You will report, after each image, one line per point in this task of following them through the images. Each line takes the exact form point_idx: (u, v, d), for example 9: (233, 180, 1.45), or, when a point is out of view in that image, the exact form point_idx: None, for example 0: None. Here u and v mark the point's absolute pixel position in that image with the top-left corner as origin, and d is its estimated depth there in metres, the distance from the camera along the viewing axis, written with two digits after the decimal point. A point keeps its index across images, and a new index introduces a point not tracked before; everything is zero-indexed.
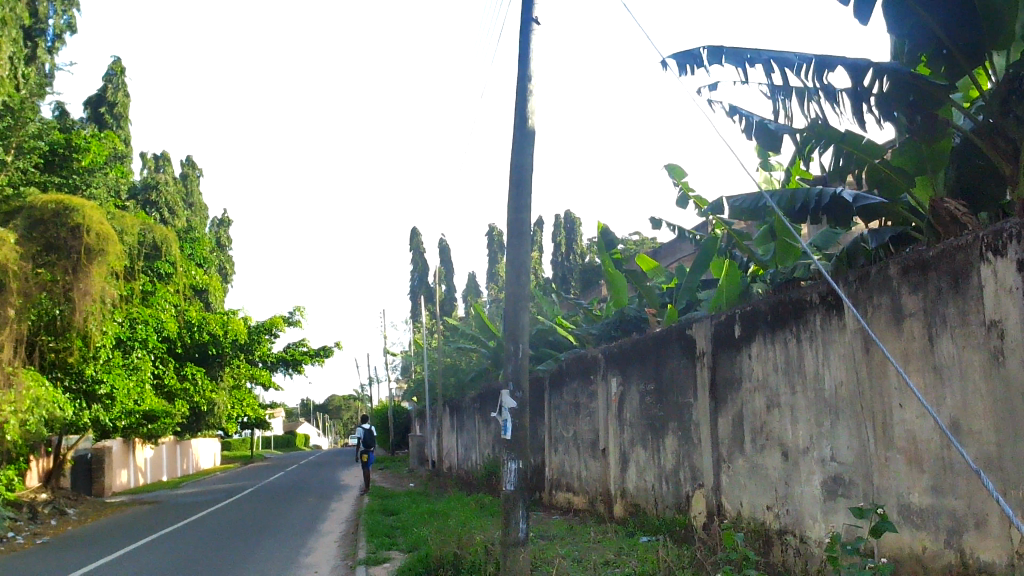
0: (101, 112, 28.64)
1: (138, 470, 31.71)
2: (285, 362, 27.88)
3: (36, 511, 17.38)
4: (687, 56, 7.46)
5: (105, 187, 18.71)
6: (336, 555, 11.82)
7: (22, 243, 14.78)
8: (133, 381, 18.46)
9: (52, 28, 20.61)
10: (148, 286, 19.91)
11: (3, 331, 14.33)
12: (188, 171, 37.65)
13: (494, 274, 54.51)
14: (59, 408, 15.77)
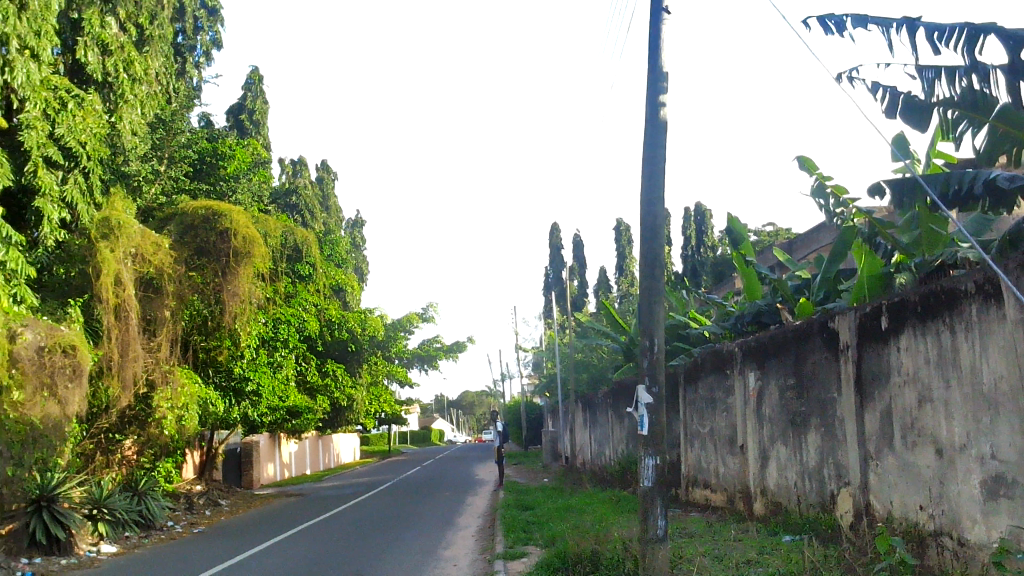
0: (244, 120, 30.00)
1: (284, 465, 33.07)
2: (421, 358, 28.51)
3: (193, 501, 18.40)
4: (832, 16, 7.22)
5: (249, 192, 19.56)
6: (474, 549, 11.98)
7: (176, 247, 15.74)
8: (279, 378, 19.06)
9: (199, 43, 21.82)
10: (290, 286, 20.27)
11: (160, 332, 15.47)
12: (325, 174, 38.93)
13: (624, 268, 54.03)
14: (212, 404, 16.57)
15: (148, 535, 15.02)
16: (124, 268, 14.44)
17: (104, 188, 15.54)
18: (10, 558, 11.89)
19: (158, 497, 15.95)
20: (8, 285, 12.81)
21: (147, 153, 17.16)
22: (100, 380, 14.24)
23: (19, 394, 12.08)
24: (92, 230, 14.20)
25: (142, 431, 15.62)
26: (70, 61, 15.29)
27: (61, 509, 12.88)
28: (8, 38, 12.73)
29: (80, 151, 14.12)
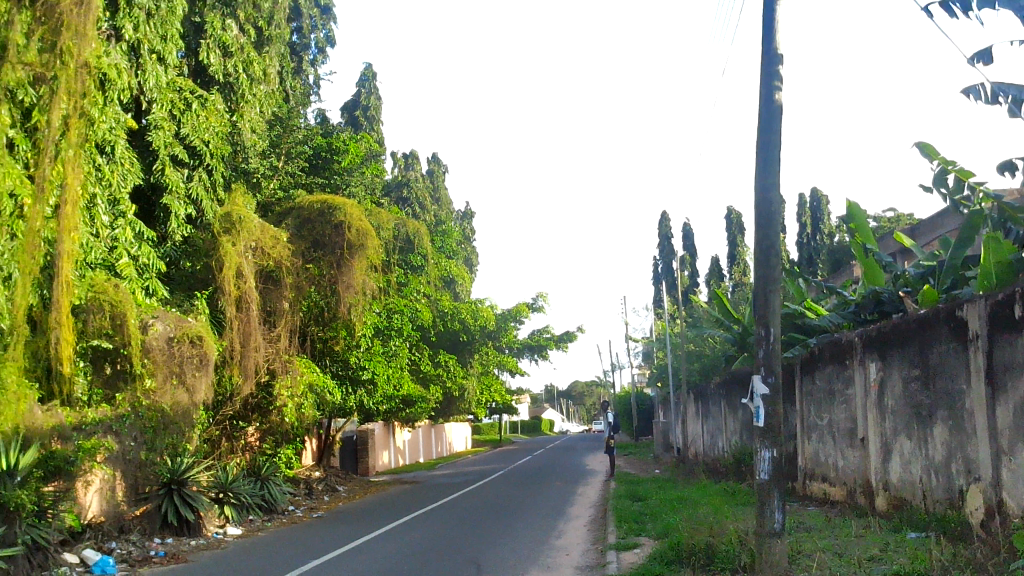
0: (357, 116, 30.69)
1: (398, 453, 33.76)
2: (531, 348, 28.65)
3: (312, 487, 18.98)
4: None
5: (363, 185, 19.78)
6: (586, 539, 11.95)
7: (293, 239, 16.37)
8: (393, 367, 19.15)
9: (313, 41, 22.39)
10: (402, 277, 20.49)
11: (280, 323, 16.05)
12: (435, 167, 39.43)
13: (736, 257, 52.94)
14: (329, 392, 16.93)
15: (270, 518, 15.57)
16: (246, 260, 14.90)
17: (226, 184, 16.12)
18: (144, 538, 12.50)
19: (280, 482, 16.50)
20: (140, 278, 13.49)
21: (266, 149, 17.69)
22: (223, 368, 14.84)
23: (151, 381, 12.79)
24: (216, 224, 14.79)
25: (264, 418, 16.27)
26: (193, 63, 15.91)
27: (191, 492, 13.36)
28: (138, 42, 13.37)
29: (204, 149, 14.94)
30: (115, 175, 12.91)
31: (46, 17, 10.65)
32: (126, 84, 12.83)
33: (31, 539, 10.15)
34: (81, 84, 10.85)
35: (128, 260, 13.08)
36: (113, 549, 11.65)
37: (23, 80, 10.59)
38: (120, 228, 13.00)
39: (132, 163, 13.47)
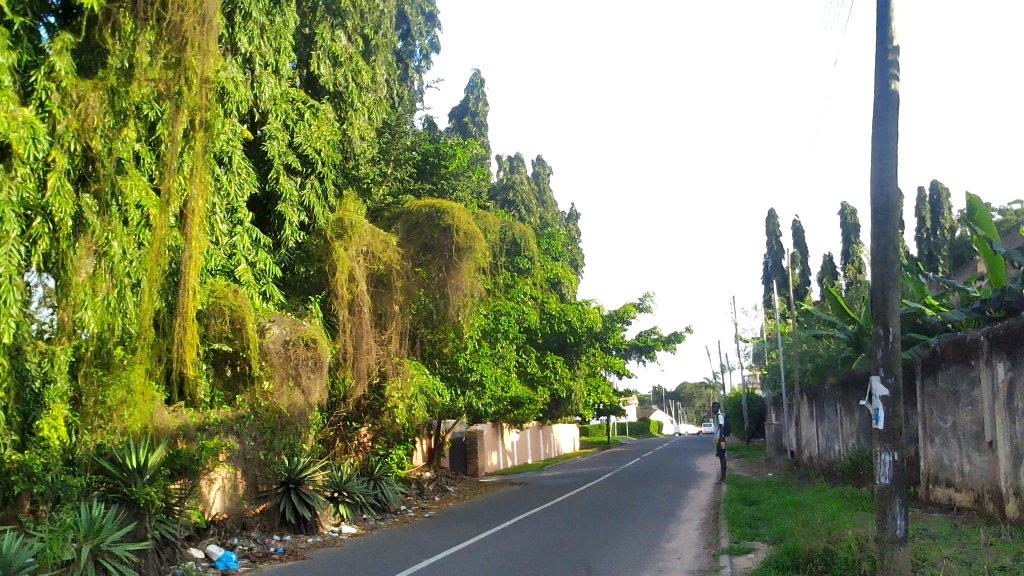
0: (465, 122, 31.09)
1: (506, 454, 34.00)
2: (638, 349, 28.42)
3: (423, 487, 19.29)
4: None
5: (469, 189, 19.94)
6: (698, 543, 11.76)
7: (403, 244, 16.66)
8: (501, 369, 19.38)
9: (419, 48, 22.76)
10: (509, 279, 20.62)
11: (390, 325, 16.33)
12: (540, 170, 39.54)
13: (851, 254, 51.34)
14: (439, 394, 17.17)
15: (384, 517, 15.91)
16: (357, 265, 15.18)
17: (337, 191, 16.57)
18: (264, 535, 12.97)
19: (392, 482, 16.83)
20: (258, 284, 14.01)
21: (375, 157, 18.08)
22: (337, 371, 15.19)
23: (269, 383, 13.16)
24: (328, 230, 15.22)
25: (376, 420, 16.61)
26: (305, 75, 16.37)
27: (308, 491, 13.75)
28: (252, 56, 13.88)
29: (316, 157, 15.36)
30: (233, 185, 13.42)
31: (170, 36, 11.15)
32: (243, 96, 13.34)
33: (160, 533, 10.71)
34: (204, 98, 11.52)
35: (246, 266, 13.58)
36: (235, 544, 12.11)
37: (148, 96, 11.08)
38: (238, 235, 13.52)
39: (248, 172, 13.97)
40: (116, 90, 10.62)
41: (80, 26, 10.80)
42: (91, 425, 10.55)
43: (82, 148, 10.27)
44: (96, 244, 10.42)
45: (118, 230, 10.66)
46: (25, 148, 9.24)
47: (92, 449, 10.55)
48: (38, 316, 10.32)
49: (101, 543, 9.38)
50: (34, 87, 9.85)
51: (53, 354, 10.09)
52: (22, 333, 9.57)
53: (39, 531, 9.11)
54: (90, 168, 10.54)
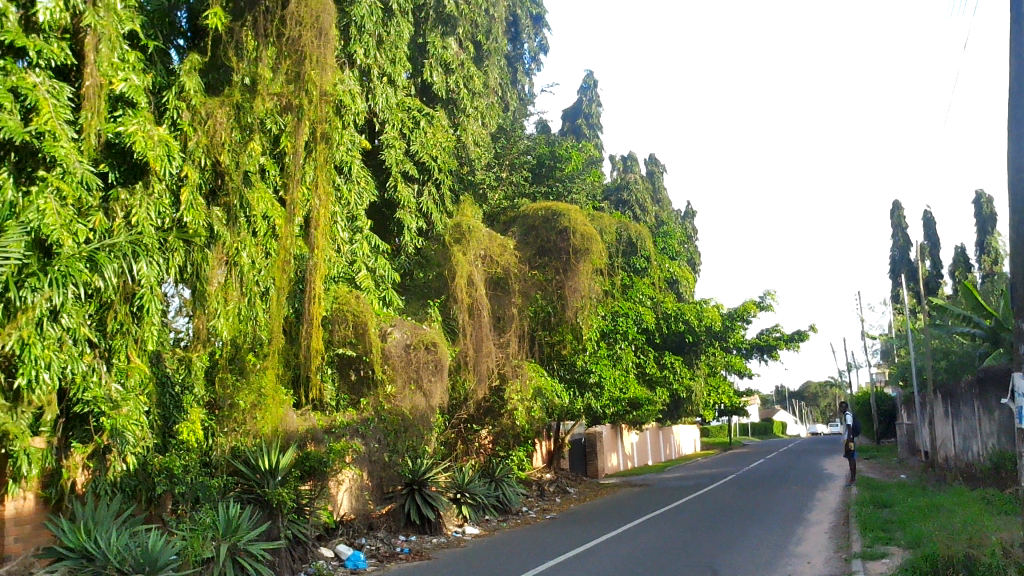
0: (579, 124, 31.07)
1: (626, 456, 33.76)
2: (760, 348, 27.80)
3: (544, 489, 19.36)
4: None
5: (585, 191, 19.89)
6: (828, 547, 11.41)
7: (520, 247, 16.85)
8: (619, 370, 19.13)
9: (527, 51, 22.94)
10: (626, 280, 20.30)
11: (509, 328, 16.39)
12: (654, 168, 39.15)
13: (986, 245, 48.88)
14: (558, 395, 17.21)
15: (506, 518, 16.06)
16: (475, 268, 15.38)
17: (454, 196, 16.87)
18: (391, 535, 13.30)
19: (514, 484, 16.95)
20: (379, 289, 14.35)
21: (489, 162, 18.29)
22: (459, 373, 15.40)
23: (391, 386, 13.44)
24: (447, 235, 15.45)
25: (496, 422, 16.71)
26: (420, 83, 16.67)
27: (432, 493, 13.91)
28: (369, 67, 14.27)
29: (432, 164, 15.67)
30: (353, 194, 13.80)
31: (290, 51, 11.33)
32: (360, 106, 13.70)
33: (293, 533, 11.06)
34: (324, 111, 11.60)
35: (367, 272, 13.92)
36: (363, 544, 12.45)
37: (272, 110, 11.51)
38: (358, 243, 13.90)
39: (367, 181, 14.31)
40: (241, 106, 11.12)
41: (208, 47, 11.40)
42: (226, 428, 11.16)
43: (212, 162, 10.81)
44: (227, 255, 11.00)
45: (248, 240, 11.20)
46: (162, 164, 9.74)
47: (228, 451, 11.09)
48: (175, 324, 10.99)
49: (238, 542, 9.77)
50: (166, 107, 10.38)
51: (190, 360, 10.77)
52: (162, 341, 10.27)
53: (181, 529, 9.55)
54: (220, 182, 11.10)
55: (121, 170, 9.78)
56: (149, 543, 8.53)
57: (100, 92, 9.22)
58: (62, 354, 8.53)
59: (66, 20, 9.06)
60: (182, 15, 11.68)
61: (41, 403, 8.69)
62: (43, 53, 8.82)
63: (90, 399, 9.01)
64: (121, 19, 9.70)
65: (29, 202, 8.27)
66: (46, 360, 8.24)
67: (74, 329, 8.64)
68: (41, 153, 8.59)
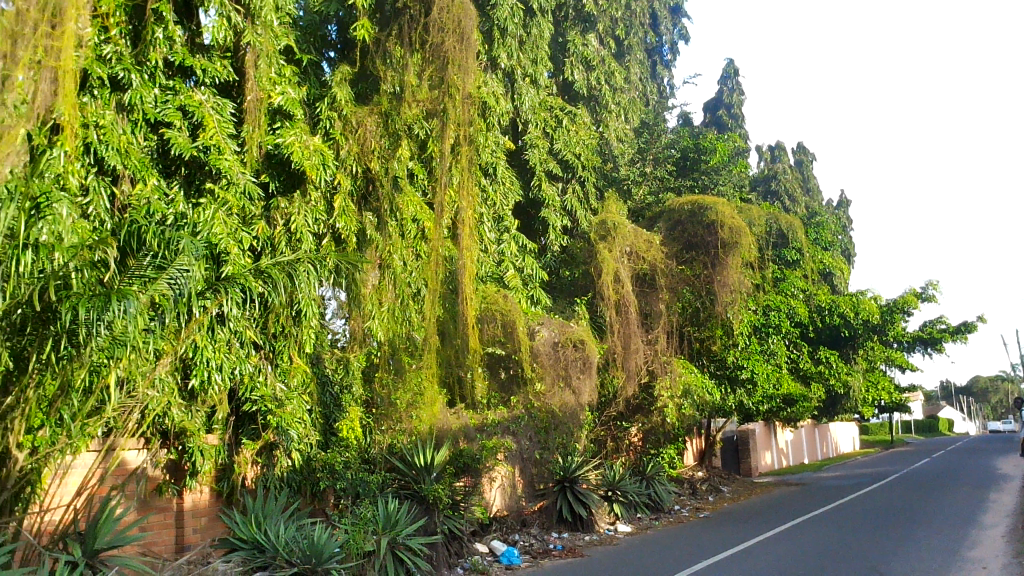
0: (720, 115, 30.46)
1: (780, 454, 32.82)
2: (923, 341, 26.44)
3: (696, 487, 19.06)
4: None
5: (732, 183, 18.96)
6: (1006, 552, 10.71)
7: (666, 243, 16.80)
8: (772, 365, 18.46)
9: (666, 43, 22.64)
10: (778, 272, 19.56)
11: (657, 325, 16.27)
12: (802, 157, 37.88)
13: None
14: (709, 392, 16.89)
15: (658, 517, 15.90)
16: (622, 265, 15.31)
17: (598, 193, 16.86)
18: (544, 532, 13.46)
19: (665, 482, 16.77)
20: (526, 288, 14.51)
21: (632, 157, 18.16)
22: (607, 371, 15.34)
23: (541, 384, 13.49)
24: (592, 233, 15.46)
25: (645, 420, 16.56)
26: (561, 81, 16.70)
27: (583, 490, 14.00)
28: (512, 68, 14.42)
29: (575, 161, 15.70)
30: (499, 195, 13.99)
31: (433, 57, 11.56)
32: (504, 107, 13.86)
33: (449, 529, 11.19)
34: (469, 115, 11.77)
35: (514, 271, 14.09)
36: (517, 541, 12.59)
37: (418, 116, 11.74)
38: (505, 243, 14.10)
39: (512, 181, 14.47)
40: (390, 114, 11.49)
41: (357, 58, 11.82)
42: (383, 426, 11.49)
43: (363, 170, 11.22)
44: (380, 258, 11.31)
45: (399, 244, 11.50)
46: (319, 173, 10.09)
47: (385, 449, 11.49)
48: (331, 326, 11.30)
49: (397, 537, 10.04)
50: (320, 117, 10.87)
51: (348, 360, 11.17)
52: (320, 343, 10.71)
53: (343, 523, 9.92)
54: (371, 188, 11.49)
55: (281, 181, 10.23)
56: (315, 536, 8.84)
57: (260, 105, 9.68)
58: (231, 355, 9.04)
59: (229, 41, 9.59)
60: (333, 28, 12.16)
61: (214, 402, 9.21)
62: (208, 70, 9.34)
63: (258, 398, 9.58)
64: (278, 35, 10.15)
65: (200, 213, 8.82)
66: (217, 361, 8.76)
67: (241, 332, 9.12)
68: (207, 166, 9.14)
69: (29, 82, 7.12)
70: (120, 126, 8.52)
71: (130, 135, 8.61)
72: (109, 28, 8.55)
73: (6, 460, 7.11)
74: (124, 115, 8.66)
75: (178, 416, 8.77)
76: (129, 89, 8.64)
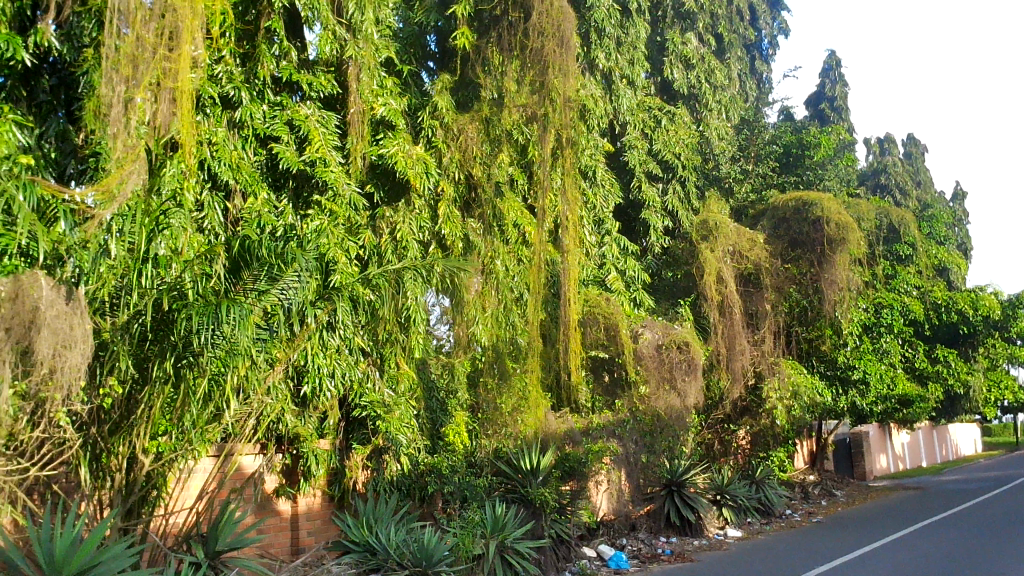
0: (822, 109, 29.71)
1: (897, 458, 31.66)
2: None
3: (808, 491, 18.58)
4: None
5: (839, 177, 18.36)
6: None
7: (771, 241, 16.46)
8: (886, 365, 17.84)
9: (765, 38, 22.20)
10: (889, 269, 18.79)
11: (762, 324, 16.05)
12: (912, 149, 36.55)
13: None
14: (819, 393, 16.42)
15: (769, 522, 15.56)
16: (725, 265, 15.07)
17: (699, 192, 16.65)
18: (652, 537, 13.33)
19: (775, 485, 16.41)
20: (628, 290, 14.43)
21: (734, 155, 17.87)
22: (713, 373, 15.12)
23: (645, 387, 13.36)
24: (694, 233, 15.26)
25: (754, 422, 16.24)
26: (659, 81, 16.56)
27: (691, 494, 13.76)
28: (610, 70, 14.33)
29: (676, 161, 15.53)
30: (599, 197, 13.93)
31: (532, 62, 11.58)
32: (603, 110, 13.81)
33: (556, 532, 11.22)
34: (568, 118, 11.76)
35: (616, 274, 14.04)
36: (625, 545, 12.52)
37: (519, 122, 11.81)
38: (606, 246, 14.05)
39: (612, 184, 14.40)
40: (490, 120, 11.65)
41: (457, 67, 11.93)
42: (489, 430, 11.56)
43: (465, 177, 11.37)
44: (482, 264, 11.42)
45: (501, 249, 11.68)
46: (421, 181, 10.26)
47: (491, 452, 11.51)
48: (437, 332, 11.44)
49: (506, 540, 10.08)
50: (422, 126, 11.02)
51: (452, 365, 11.32)
52: (426, 349, 10.86)
53: (453, 527, 10.02)
54: (473, 195, 11.62)
55: (385, 190, 10.43)
56: (425, 539, 8.91)
57: (363, 117, 9.89)
58: (342, 362, 9.24)
59: (333, 55, 9.83)
60: (432, 39, 12.32)
61: (325, 408, 9.43)
62: (314, 85, 9.58)
63: (367, 403, 9.80)
64: (379, 48, 10.35)
65: (308, 224, 9.09)
66: (329, 368, 8.98)
67: (349, 339, 9.31)
68: (314, 178, 9.34)
69: (148, 104, 7.48)
70: (231, 142, 8.85)
71: (240, 150, 8.94)
72: (220, 49, 8.85)
73: (133, 464, 7.46)
74: (236, 132, 9.01)
75: (292, 422, 9.05)
76: (240, 106, 8.96)
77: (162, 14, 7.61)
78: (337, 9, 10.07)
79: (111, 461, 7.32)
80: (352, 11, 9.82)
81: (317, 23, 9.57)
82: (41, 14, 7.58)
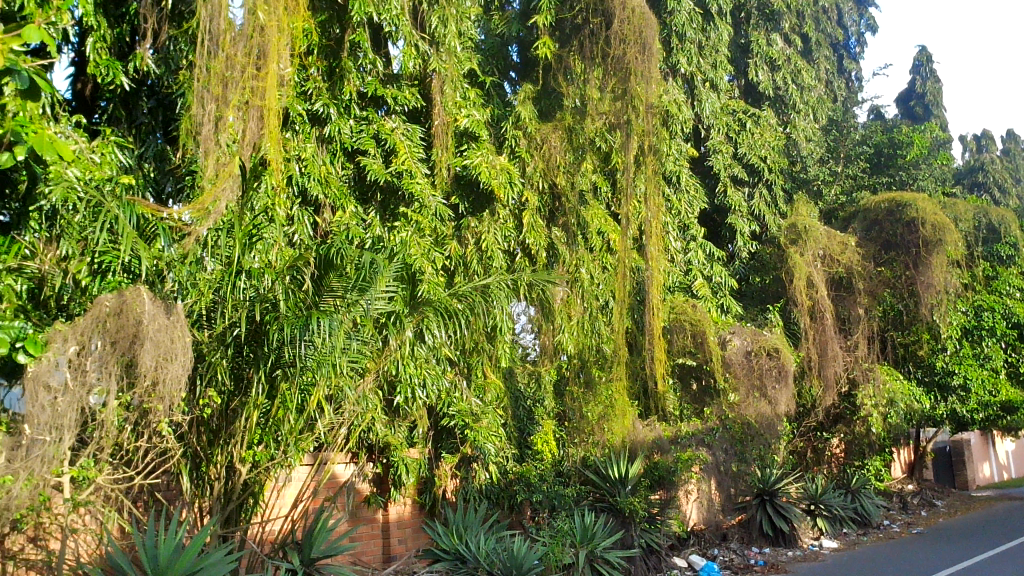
0: (913, 106, 28.93)
1: (1001, 467, 30.42)
2: None
3: (907, 501, 18.02)
4: None
5: (935, 176, 17.66)
6: None
7: (863, 244, 16.06)
8: (988, 369, 17.16)
9: (852, 36, 21.70)
10: (988, 270, 17.91)
11: (856, 330, 15.61)
12: (1011, 145, 35.18)
13: None
14: (917, 401, 15.88)
15: (866, 532, 15.15)
16: (815, 269, 14.75)
17: (787, 196, 16.36)
18: (743, 547, 13.26)
19: (871, 495, 15.97)
20: (715, 297, 14.25)
21: (822, 157, 17.50)
22: (804, 380, 14.81)
23: (734, 395, 13.13)
24: (782, 237, 14.98)
25: (848, 430, 15.84)
26: (743, 84, 16.33)
27: (784, 504, 13.50)
28: (692, 74, 14.19)
29: (762, 164, 15.28)
30: (684, 203, 13.80)
31: (615, 69, 11.55)
32: (686, 115, 13.66)
33: (646, 542, 11.08)
34: (651, 124, 11.67)
35: (703, 280, 13.88)
36: (716, 556, 12.37)
37: (601, 129, 11.78)
38: (692, 252, 13.90)
39: (697, 189, 14.23)
40: (573, 128, 11.66)
41: (538, 76, 11.97)
42: (576, 439, 11.48)
43: (548, 186, 11.41)
44: (568, 272, 11.44)
45: (586, 257, 11.63)
46: (505, 191, 10.33)
47: (579, 461, 11.46)
48: (522, 340, 11.56)
49: (595, 549, 10.04)
50: (505, 137, 11.09)
51: (539, 374, 11.35)
52: (513, 358, 10.91)
53: (542, 536, 9.99)
54: (557, 204, 11.64)
55: (470, 201, 10.49)
56: (514, 548, 8.93)
57: (447, 129, 10.00)
58: (430, 371, 9.33)
59: (416, 70, 9.97)
60: (514, 49, 12.38)
61: (415, 417, 9.51)
62: (398, 99, 9.73)
63: (456, 412, 9.79)
64: (462, 61, 10.45)
65: (395, 235, 9.23)
66: (420, 378, 9.07)
67: (437, 349, 9.39)
68: (400, 191, 9.48)
69: (239, 123, 7.69)
70: (320, 157, 9.07)
71: (329, 165, 9.15)
72: (308, 67, 9.08)
73: (231, 473, 7.66)
74: (324, 147, 9.22)
75: (382, 431, 9.09)
76: (328, 122, 9.17)
77: (251, 35, 7.77)
78: (420, 24, 10.20)
79: (210, 470, 7.54)
80: (435, 25, 9.94)
81: (400, 38, 9.71)
82: (138, 39, 7.90)
